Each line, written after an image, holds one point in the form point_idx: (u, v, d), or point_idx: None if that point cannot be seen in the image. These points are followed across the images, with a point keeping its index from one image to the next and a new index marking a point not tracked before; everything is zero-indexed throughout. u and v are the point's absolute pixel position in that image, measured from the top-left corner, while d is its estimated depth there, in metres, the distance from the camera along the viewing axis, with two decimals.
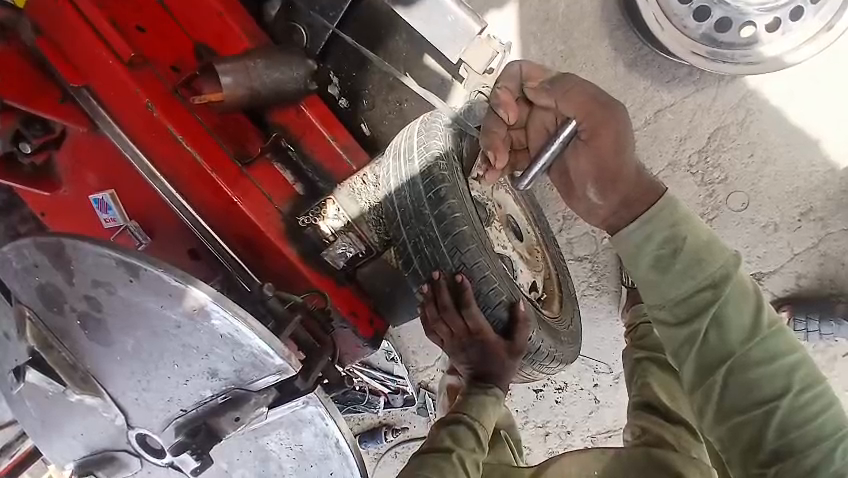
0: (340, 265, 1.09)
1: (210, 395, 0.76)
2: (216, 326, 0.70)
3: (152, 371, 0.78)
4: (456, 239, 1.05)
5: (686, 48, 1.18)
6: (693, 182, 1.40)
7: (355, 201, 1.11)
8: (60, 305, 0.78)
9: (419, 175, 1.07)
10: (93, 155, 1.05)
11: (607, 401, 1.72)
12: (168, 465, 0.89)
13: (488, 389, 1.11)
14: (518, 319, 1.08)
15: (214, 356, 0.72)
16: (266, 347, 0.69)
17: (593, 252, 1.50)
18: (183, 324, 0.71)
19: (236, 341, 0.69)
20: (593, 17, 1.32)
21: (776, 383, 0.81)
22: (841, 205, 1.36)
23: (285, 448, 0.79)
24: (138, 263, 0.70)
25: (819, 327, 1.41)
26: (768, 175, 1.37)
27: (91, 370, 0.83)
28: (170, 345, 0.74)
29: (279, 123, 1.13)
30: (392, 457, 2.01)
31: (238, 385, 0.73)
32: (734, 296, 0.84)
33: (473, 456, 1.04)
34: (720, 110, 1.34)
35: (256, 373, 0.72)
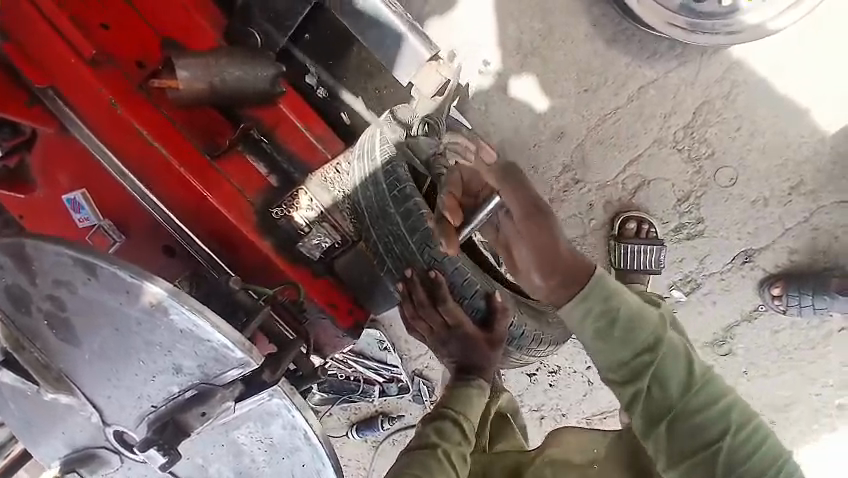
0: (317, 256, 1.08)
1: (178, 390, 0.76)
2: (176, 321, 0.69)
3: (121, 369, 0.77)
4: (423, 235, 1.04)
5: (664, 20, 1.14)
6: (679, 159, 1.38)
7: (327, 190, 1.09)
8: (28, 305, 0.77)
9: (381, 171, 1.07)
10: (61, 154, 1.03)
11: (600, 382, 1.71)
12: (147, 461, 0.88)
13: (471, 381, 1.05)
14: (497, 309, 1.05)
15: (177, 351, 0.71)
16: (225, 340, 0.68)
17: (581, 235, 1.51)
18: (143, 320, 0.70)
19: (196, 335, 0.68)
20: None
21: (718, 428, 0.83)
22: (832, 177, 1.33)
23: (258, 442, 0.78)
24: (96, 262, 0.69)
25: (812, 302, 1.38)
26: (757, 147, 1.33)
27: (64, 368, 0.82)
28: (135, 342, 0.73)
29: (249, 115, 1.11)
30: (390, 446, 2.02)
31: (203, 380, 0.72)
32: (667, 356, 0.85)
33: (459, 449, 0.98)
34: (704, 84, 1.31)
35: (220, 367, 0.70)
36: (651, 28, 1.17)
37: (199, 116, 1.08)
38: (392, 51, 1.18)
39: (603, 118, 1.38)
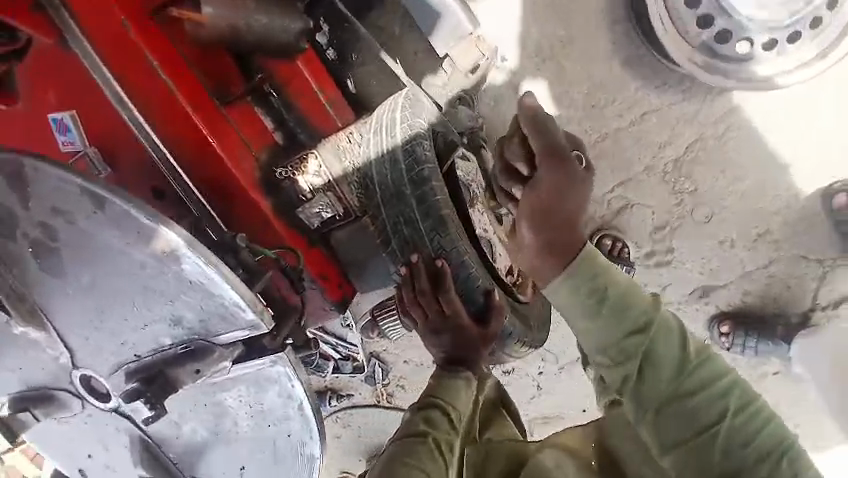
0: (315, 225, 1.05)
1: (170, 343, 0.73)
2: (186, 272, 0.65)
3: (106, 312, 0.73)
4: (434, 222, 1.04)
5: (685, 54, 1.19)
6: (665, 190, 1.46)
7: (339, 159, 1.05)
8: (12, 229, 0.71)
9: (400, 150, 1.05)
10: (53, 71, 0.94)
11: (549, 388, 1.78)
12: (113, 410, 0.84)
13: (460, 373, 1.04)
14: (494, 306, 1.08)
15: (180, 302, 0.68)
16: (239, 299, 0.66)
17: None
18: (149, 265, 0.66)
19: (207, 290, 0.65)
20: (597, 8, 1.32)
21: (713, 408, 0.77)
22: (796, 231, 1.44)
23: (243, 407, 0.76)
24: (106, 196, 0.64)
25: (756, 345, 1.49)
26: (737, 192, 1.43)
27: (41, 300, 0.77)
28: (131, 286, 0.69)
29: (265, 67, 1.05)
30: (334, 422, 2.05)
31: (202, 336, 0.70)
32: (659, 332, 0.79)
33: (448, 439, 0.97)
34: (702, 123, 1.39)
35: (224, 326, 0.68)
36: (672, 61, 1.21)
37: (210, 57, 1.01)
38: (431, 21, 1.23)
39: (603, 138, 1.44)
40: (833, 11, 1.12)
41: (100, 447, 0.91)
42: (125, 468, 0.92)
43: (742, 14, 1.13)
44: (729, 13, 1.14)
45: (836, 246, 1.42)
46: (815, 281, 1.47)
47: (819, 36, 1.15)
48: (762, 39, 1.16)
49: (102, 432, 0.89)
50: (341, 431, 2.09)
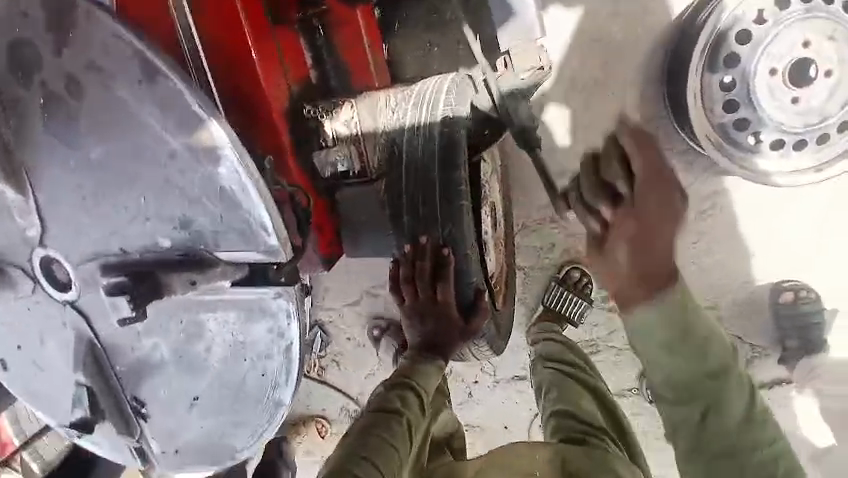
0: (326, 175, 1.01)
1: (169, 245, 0.67)
2: (220, 176, 0.61)
3: (108, 194, 0.67)
4: (452, 209, 1.02)
5: (703, 129, 1.25)
6: None
7: (373, 117, 1.04)
8: (31, 74, 0.65)
9: (438, 126, 1.02)
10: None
11: (479, 399, 1.82)
12: (66, 303, 0.76)
13: (434, 359, 1.16)
14: (481, 305, 1.11)
15: (198, 206, 0.63)
16: (266, 220, 0.62)
17: (532, 264, 1.67)
18: (179, 156, 0.62)
19: (236, 201, 0.62)
20: (639, 58, 1.39)
21: (708, 390, 0.90)
22: (740, 313, 1.57)
23: (223, 334, 0.72)
24: (162, 70, 0.60)
25: None
26: (701, 264, 1.55)
27: (27, 162, 0.69)
28: (150, 173, 0.64)
29: (322, 2, 1.01)
30: None
31: (208, 247, 0.66)
32: (676, 312, 0.88)
33: (418, 420, 1.04)
34: (693, 194, 1.48)
35: (239, 243, 0.64)
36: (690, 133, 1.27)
37: None
38: (504, 17, 1.26)
39: None
40: (841, 134, 1.21)
41: (33, 338, 0.83)
42: (54, 370, 0.84)
43: (766, 107, 1.20)
44: (753, 104, 1.21)
45: (767, 336, 1.57)
46: (743, 363, 1.60)
47: (823, 152, 1.23)
48: (774, 136, 1.23)
49: (42, 325, 0.81)
50: None
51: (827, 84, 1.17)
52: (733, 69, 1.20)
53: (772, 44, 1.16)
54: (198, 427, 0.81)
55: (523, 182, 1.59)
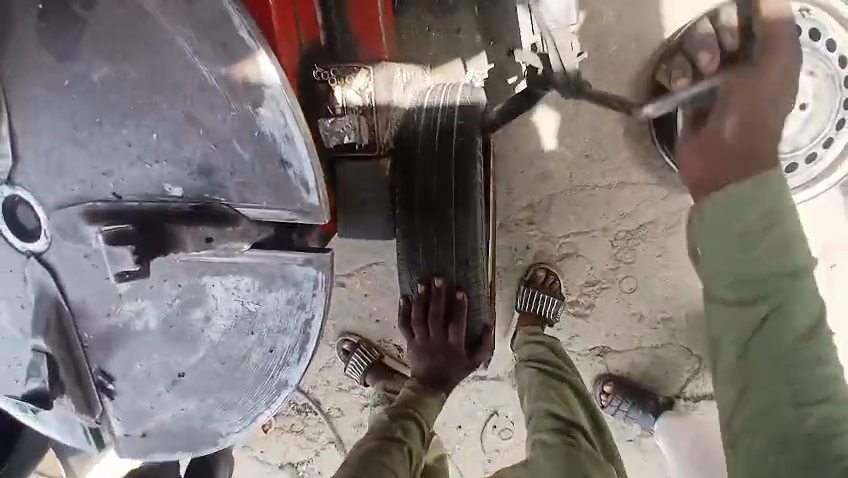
0: (329, 145, 0.94)
1: (176, 191, 0.60)
2: (259, 117, 0.57)
3: (109, 126, 0.59)
4: (466, 237, 1.05)
5: None
6: (609, 251, 1.62)
7: (388, 89, 0.98)
8: None
9: (456, 143, 1.04)
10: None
11: None
12: (30, 253, 0.67)
13: (436, 392, 1.23)
14: (487, 341, 1.17)
15: (225, 149, 0.58)
16: (307, 173, 0.58)
17: (505, 265, 1.68)
18: (213, 90, 0.57)
19: (276, 148, 0.57)
20: (630, 75, 1.45)
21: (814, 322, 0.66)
22: (691, 326, 1.67)
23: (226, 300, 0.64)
24: None
25: (627, 409, 1.69)
26: (661, 276, 1.63)
27: (13, 80, 0.61)
28: (169, 106, 0.57)
29: None
30: None
31: (229, 199, 0.60)
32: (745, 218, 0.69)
33: (417, 448, 1.15)
34: (663, 209, 1.57)
35: (270, 197, 0.59)
36: None
37: None
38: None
39: (581, 188, 1.58)
40: (810, 162, 1.34)
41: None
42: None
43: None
44: None
45: None
46: (688, 373, 1.71)
47: (792, 177, 1.36)
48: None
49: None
50: None
51: (799, 117, 1.27)
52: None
53: None
54: (170, 409, 0.71)
55: (506, 181, 1.59)
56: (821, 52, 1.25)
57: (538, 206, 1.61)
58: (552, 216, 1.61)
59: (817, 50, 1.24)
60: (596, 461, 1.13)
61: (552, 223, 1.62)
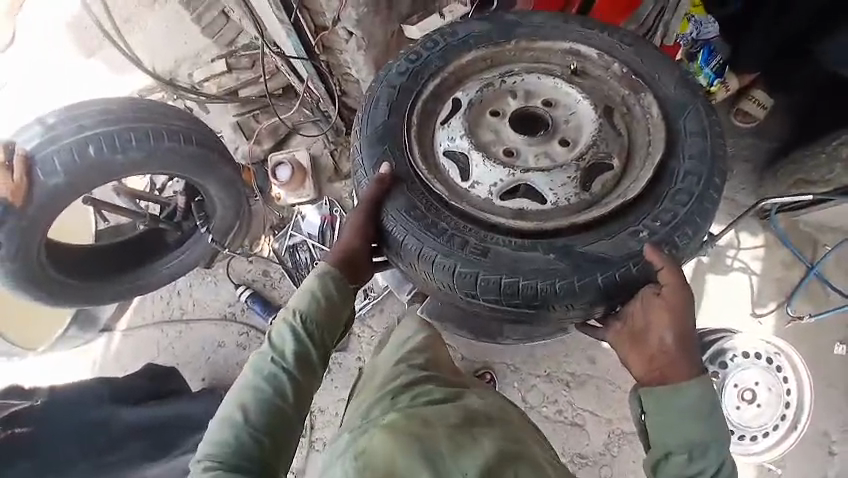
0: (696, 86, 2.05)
1: (541, 117, 1.33)
2: (594, 119, 1.30)
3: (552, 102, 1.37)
4: (541, 288, 1.20)
5: None
6: (606, 438, 2.21)
7: (637, 119, 1.32)
8: (497, 62, 1.37)
9: (510, 274, 1.20)
10: (513, 50, 1.36)
11: None
12: (453, 101, 1.34)
13: (466, 270, 1.21)
14: (454, 230, 1.24)
15: (595, 119, 1.31)
16: (588, 129, 1.30)
17: (532, 405, 2.24)
18: (610, 116, 1.33)
19: (599, 122, 1.30)
20: None
21: (450, 408, 1.39)
22: None
23: (535, 260, 1.21)
24: (641, 86, 1.31)
25: None
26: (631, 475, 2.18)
27: (476, 78, 1.36)
28: (600, 100, 1.33)
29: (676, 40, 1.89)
30: (239, 334, 2.34)
31: (572, 137, 1.30)
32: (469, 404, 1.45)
33: (480, 261, 1.21)
34: None
35: (582, 139, 1.29)
36: None
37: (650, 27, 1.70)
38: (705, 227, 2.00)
39: (606, 382, 2.25)
40: (752, 440, 2.09)
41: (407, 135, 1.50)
42: None
43: (728, 403, 2.08)
44: (721, 395, 2.08)
45: None
46: None
47: (738, 443, 2.09)
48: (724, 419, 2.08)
49: (360, 177, 1.31)
50: (225, 341, 2.34)
51: (753, 411, 2.08)
52: (717, 378, 2.09)
53: (745, 372, 2.08)
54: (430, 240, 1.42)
55: (567, 349, 2.27)
56: (779, 380, 2.09)
57: (578, 376, 2.25)
58: (582, 388, 2.25)
59: (776, 375, 2.10)
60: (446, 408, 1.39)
61: (580, 395, 2.24)
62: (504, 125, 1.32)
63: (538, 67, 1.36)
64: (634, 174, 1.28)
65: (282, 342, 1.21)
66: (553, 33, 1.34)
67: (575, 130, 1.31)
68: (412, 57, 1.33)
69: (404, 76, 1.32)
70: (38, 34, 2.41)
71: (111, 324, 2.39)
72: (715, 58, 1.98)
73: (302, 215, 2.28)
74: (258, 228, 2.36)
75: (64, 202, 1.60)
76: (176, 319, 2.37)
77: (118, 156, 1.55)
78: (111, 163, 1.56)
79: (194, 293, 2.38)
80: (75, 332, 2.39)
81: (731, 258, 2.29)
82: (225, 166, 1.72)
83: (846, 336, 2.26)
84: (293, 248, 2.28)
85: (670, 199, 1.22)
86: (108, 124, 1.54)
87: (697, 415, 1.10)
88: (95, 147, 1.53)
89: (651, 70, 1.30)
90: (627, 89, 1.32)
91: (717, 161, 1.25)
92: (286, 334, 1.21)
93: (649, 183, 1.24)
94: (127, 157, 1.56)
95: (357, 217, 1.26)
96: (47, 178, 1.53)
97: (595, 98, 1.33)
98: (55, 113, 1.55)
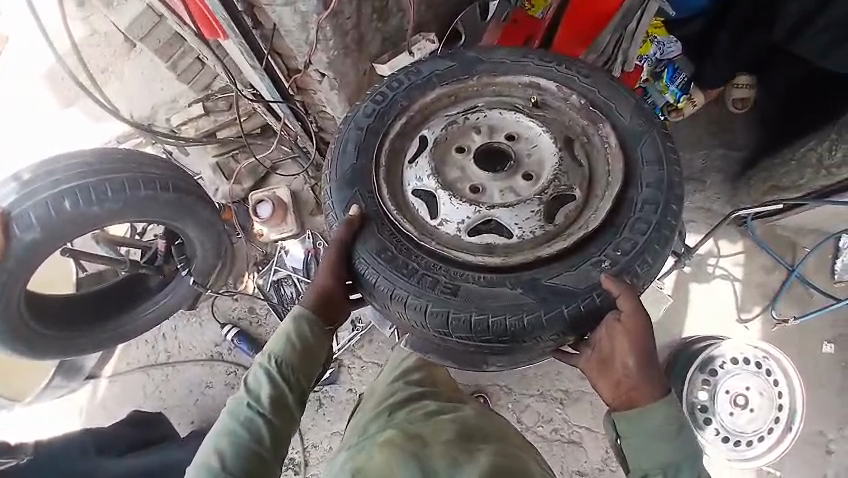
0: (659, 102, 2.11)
1: (504, 151, 1.35)
2: (555, 151, 1.33)
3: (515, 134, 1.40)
4: (511, 322, 1.21)
5: (691, 395, 2.09)
6: (602, 453, 2.20)
7: (597, 148, 1.35)
8: (460, 98, 1.40)
9: (480, 311, 1.21)
10: (474, 87, 1.39)
11: None
12: (419, 139, 1.37)
13: (437, 309, 1.22)
14: (424, 269, 1.25)
15: (556, 150, 1.34)
16: (550, 161, 1.33)
17: (527, 425, 2.23)
18: (571, 146, 1.36)
19: (559, 154, 1.33)
20: (660, 342, 2.29)
21: (448, 422, 1.50)
22: None
23: (504, 295, 1.22)
24: (599, 116, 1.34)
25: None
26: None
27: (440, 115, 1.39)
28: (560, 130, 1.36)
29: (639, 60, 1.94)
30: (227, 373, 2.31)
31: (536, 170, 1.33)
32: (466, 416, 1.56)
33: (450, 299, 1.22)
34: None
35: (544, 171, 1.32)
36: (685, 393, 2.10)
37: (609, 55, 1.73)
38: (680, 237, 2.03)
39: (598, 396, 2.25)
40: (747, 445, 2.10)
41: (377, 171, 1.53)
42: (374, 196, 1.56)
43: (719, 409, 2.08)
44: (712, 401, 2.09)
45: None
46: None
47: (734, 450, 2.09)
48: (717, 426, 2.08)
49: (332, 218, 1.32)
50: (214, 382, 2.31)
51: (746, 416, 2.08)
52: (708, 386, 2.09)
53: (735, 378, 2.09)
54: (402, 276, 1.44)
55: (558, 367, 2.27)
56: (770, 384, 2.09)
57: (571, 393, 2.25)
58: (575, 405, 2.24)
59: (767, 379, 2.10)
60: (444, 422, 1.50)
61: (574, 412, 2.23)
62: (470, 162, 1.34)
63: (500, 100, 1.39)
64: (595, 205, 1.30)
65: (258, 386, 1.28)
66: (512, 67, 1.37)
67: (539, 163, 1.33)
68: (377, 97, 1.36)
69: (370, 118, 1.35)
70: (15, 83, 2.43)
71: (96, 371, 2.35)
72: (681, 76, 2.06)
73: (285, 249, 2.28)
74: (242, 265, 2.35)
75: (43, 255, 1.59)
76: (163, 362, 2.34)
77: (95, 207, 1.55)
78: (87, 215, 1.56)
79: (180, 335, 2.36)
80: (60, 381, 2.35)
81: (712, 265, 2.32)
82: (202, 209, 1.72)
83: (830, 336, 2.29)
84: (278, 283, 2.28)
85: (630, 228, 1.25)
86: (83, 177, 1.55)
87: (665, 436, 1.18)
88: (71, 201, 1.53)
89: (609, 99, 1.34)
90: (587, 121, 1.35)
91: (674, 184, 1.28)
92: (262, 378, 1.28)
93: (611, 212, 1.27)
94: (103, 208, 1.56)
95: (330, 259, 1.27)
96: (24, 233, 1.53)
97: (556, 129, 1.36)
98: (29, 168, 1.55)
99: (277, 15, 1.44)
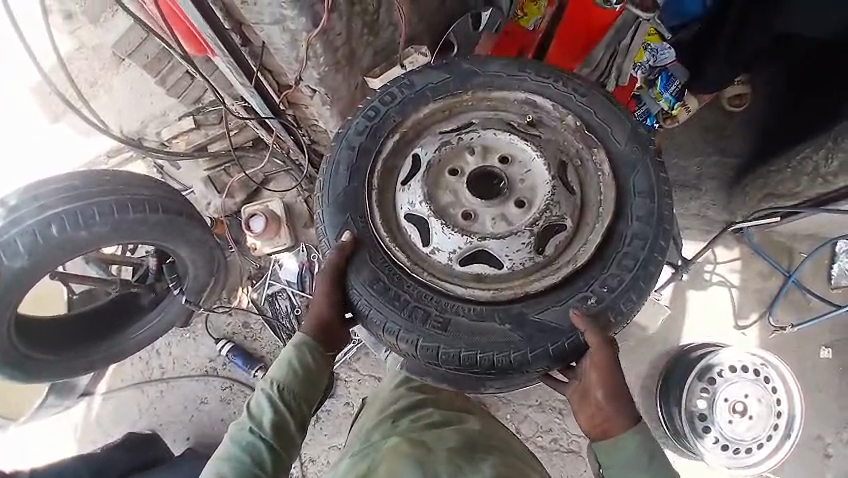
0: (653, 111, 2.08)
1: (497, 174, 1.33)
2: (548, 177, 1.32)
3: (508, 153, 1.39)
4: (499, 356, 1.23)
5: (690, 405, 2.08)
6: None
7: (592, 168, 1.34)
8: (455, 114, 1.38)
9: (470, 346, 1.23)
10: (470, 101, 1.37)
11: None
12: (413, 156, 1.36)
13: (427, 344, 1.23)
14: (415, 301, 1.26)
15: (550, 173, 1.32)
16: (542, 186, 1.31)
17: (526, 436, 2.22)
18: (563, 172, 1.34)
19: (551, 182, 1.32)
20: (659, 350, 2.28)
21: (450, 431, 1.48)
22: None
23: (493, 331, 1.24)
24: (592, 139, 1.33)
25: None
26: None
27: (434, 133, 1.37)
28: (553, 152, 1.35)
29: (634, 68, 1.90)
30: (223, 389, 2.29)
31: (529, 197, 1.31)
32: (469, 425, 1.54)
33: (440, 335, 1.23)
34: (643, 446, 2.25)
35: (538, 196, 1.31)
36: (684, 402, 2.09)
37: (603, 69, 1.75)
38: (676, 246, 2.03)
39: None
40: (747, 452, 2.09)
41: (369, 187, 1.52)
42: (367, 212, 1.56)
43: (719, 417, 2.07)
44: (710, 411, 2.08)
45: None
46: None
47: (734, 458, 2.09)
48: (716, 435, 2.07)
49: (325, 243, 1.32)
50: (210, 398, 2.29)
51: (745, 424, 2.07)
52: (707, 394, 2.08)
53: (733, 386, 2.08)
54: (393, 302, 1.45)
55: None
56: (768, 391, 2.08)
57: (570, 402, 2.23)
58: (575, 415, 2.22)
59: (765, 386, 2.09)
60: (449, 430, 1.48)
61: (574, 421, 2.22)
62: (463, 186, 1.32)
63: (493, 117, 1.38)
64: (584, 235, 1.31)
65: (260, 411, 1.26)
66: (507, 83, 1.35)
67: (531, 189, 1.32)
68: (369, 112, 1.34)
69: (362, 135, 1.33)
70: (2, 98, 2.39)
71: (90, 389, 2.32)
72: (675, 83, 2.01)
73: (280, 263, 2.26)
74: (235, 280, 2.32)
75: (31, 281, 1.56)
76: (158, 379, 2.31)
77: (83, 231, 1.53)
78: (75, 239, 1.53)
79: (174, 351, 2.33)
80: (53, 401, 2.31)
81: (709, 272, 2.32)
82: (195, 229, 1.70)
83: (828, 340, 2.28)
84: (273, 297, 2.26)
85: (617, 264, 1.26)
86: (70, 201, 1.52)
87: (639, 464, 1.21)
88: (58, 226, 1.50)
89: (604, 120, 1.32)
90: (581, 144, 1.34)
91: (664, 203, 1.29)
92: (264, 403, 1.26)
93: (599, 246, 1.28)
94: (91, 233, 1.53)
95: (323, 289, 1.28)
96: (11, 260, 1.50)
97: (549, 153, 1.35)
98: (15, 194, 1.52)
99: (266, 33, 1.42)
